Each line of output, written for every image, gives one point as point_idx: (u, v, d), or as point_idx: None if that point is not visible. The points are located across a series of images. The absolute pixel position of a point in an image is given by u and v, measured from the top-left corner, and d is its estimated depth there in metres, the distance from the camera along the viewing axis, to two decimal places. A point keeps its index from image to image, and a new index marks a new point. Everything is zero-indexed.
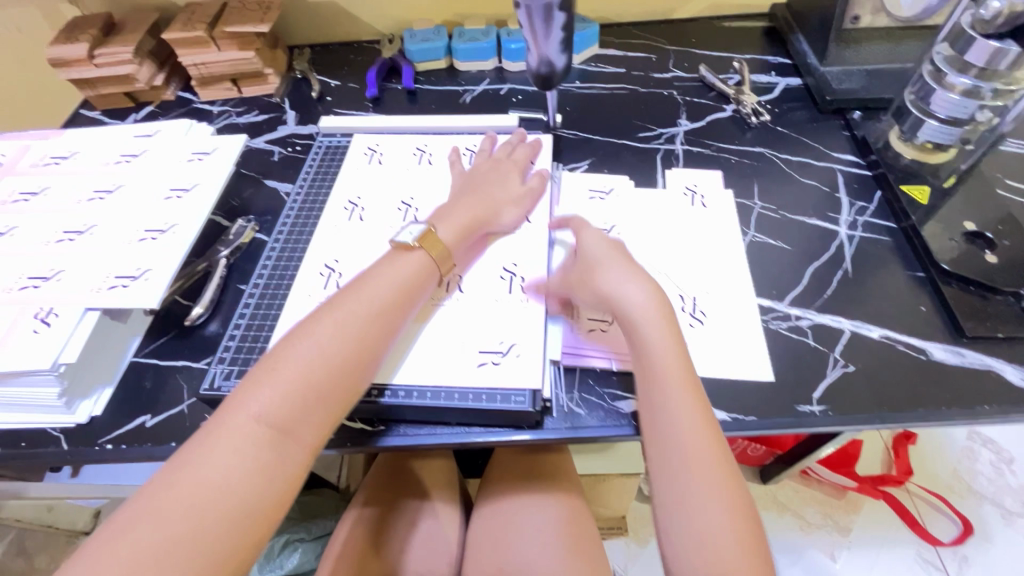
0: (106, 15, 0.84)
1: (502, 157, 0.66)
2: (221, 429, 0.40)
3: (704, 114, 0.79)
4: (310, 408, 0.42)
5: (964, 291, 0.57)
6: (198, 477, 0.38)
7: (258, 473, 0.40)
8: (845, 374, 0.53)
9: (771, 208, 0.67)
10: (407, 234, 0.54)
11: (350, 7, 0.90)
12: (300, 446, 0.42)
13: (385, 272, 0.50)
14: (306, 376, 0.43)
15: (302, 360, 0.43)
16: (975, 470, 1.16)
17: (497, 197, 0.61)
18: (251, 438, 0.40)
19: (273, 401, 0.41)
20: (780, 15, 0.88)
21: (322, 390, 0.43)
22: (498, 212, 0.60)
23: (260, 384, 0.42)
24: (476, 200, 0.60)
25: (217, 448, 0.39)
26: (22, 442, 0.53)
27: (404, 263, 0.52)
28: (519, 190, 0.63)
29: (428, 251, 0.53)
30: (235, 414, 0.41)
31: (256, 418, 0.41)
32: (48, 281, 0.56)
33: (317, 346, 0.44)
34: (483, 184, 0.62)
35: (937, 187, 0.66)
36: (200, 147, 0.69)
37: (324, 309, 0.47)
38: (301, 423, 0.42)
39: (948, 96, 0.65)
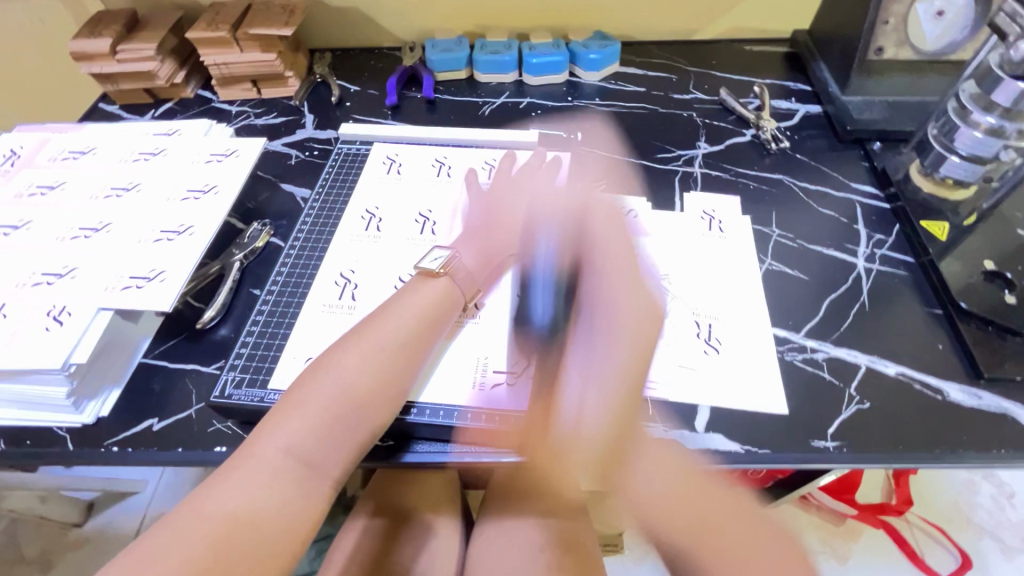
0: (131, 12, 0.84)
1: (521, 179, 0.67)
2: (254, 460, 0.42)
3: (723, 137, 0.79)
4: (336, 440, 0.44)
5: (982, 331, 0.57)
6: (228, 504, 0.40)
7: (287, 505, 0.42)
8: (861, 411, 0.53)
9: (788, 236, 0.67)
10: (431, 261, 0.56)
11: (373, 13, 0.90)
12: (324, 478, 0.44)
13: (409, 302, 0.52)
14: (333, 408, 0.45)
15: (330, 391, 0.45)
16: (975, 502, 1.15)
17: (515, 221, 0.63)
18: (281, 469, 0.42)
19: (303, 432, 0.44)
20: (801, 42, 0.88)
21: (348, 422, 0.45)
22: (516, 237, 0.62)
23: (289, 417, 0.44)
24: (497, 224, 0.60)
25: (249, 477, 0.42)
26: (27, 440, 0.52)
27: (428, 292, 0.54)
28: (538, 213, 0.64)
29: (452, 277, 0.55)
30: (265, 445, 0.43)
31: (285, 448, 0.43)
32: (62, 278, 0.56)
33: (344, 378, 0.46)
34: (501, 208, 0.64)
35: (957, 224, 0.65)
36: (219, 148, 0.69)
37: (350, 338, 0.49)
38: (326, 455, 0.44)
39: (971, 134, 0.65)
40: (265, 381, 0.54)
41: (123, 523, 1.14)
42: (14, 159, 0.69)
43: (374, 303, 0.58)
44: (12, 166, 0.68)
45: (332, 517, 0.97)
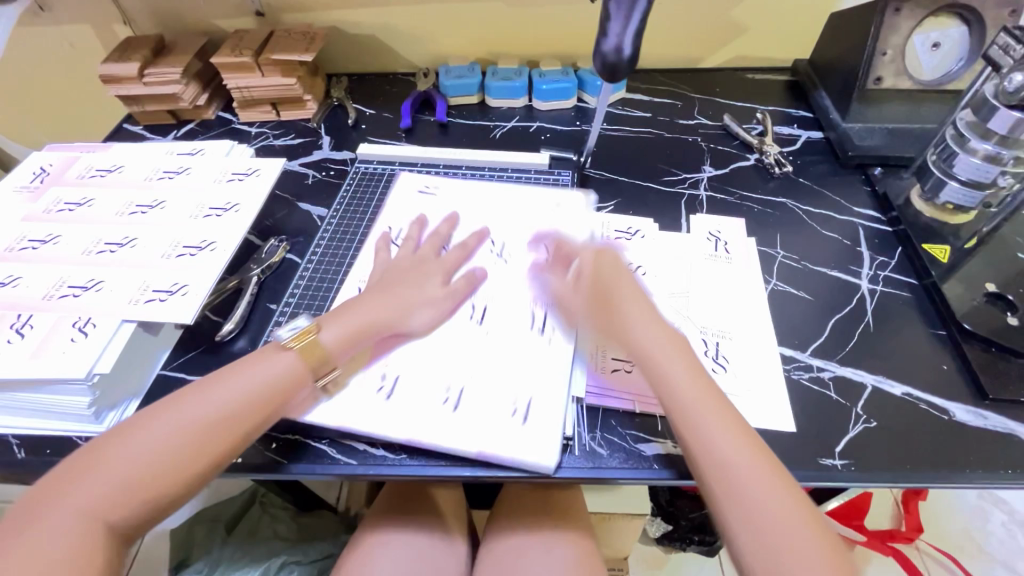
0: (158, 37, 0.88)
1: (426, 252, 0.63)
2: (140, 431, 0.44)
3: (727, 161, 0.81)
4: (204, 444, 0.45)
5: (986, 352, 0.58)
6: (109, 466, 0.42)
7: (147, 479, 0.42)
8: (868, 430, 0.53)
9: (792, 258, 0.69)
10: (291, 329, 0.54)
11: (390, 41, 0.94)
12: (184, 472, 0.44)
13: (253, 368, 0.49)
14: (219, 413, 0.46)
15: (220, 396, 0.47)
16: (987, 530, 1.14)
17: (429, 268, 0.61)
18: (66, 531, 0.40)
19: (182, 427, 0.45)
20: (802, 70, 0.91)
21: (222, 429, 0.46)
22: (421, 285, 0.59)
23: (92, 473, 0.42)
24: (383, 298, 0.57)
25: (128, 447, 0.43)
26: (47, 449, 0.53)
27: (273, 362, 0.50)
28: (439, 260, 0.62)
29: (382, 301, 0.57)
30: (58, 504, 0.41)
31: (77, 510, 0.40)
32: (87, 291, 0.58)
33: (164, 434, 0.44)
34: (397, 280, 0.59)
35: (959, 247, 0.67)
36: (240, 168, 0.71)
37: (179, 397, 0.47)
38: (195, 452, 0.44)
39: (970, 161, 0.67)
40: None
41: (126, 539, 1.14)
42: (43, 176, 0.71)
43: None
44: (41, 184, 0.70)
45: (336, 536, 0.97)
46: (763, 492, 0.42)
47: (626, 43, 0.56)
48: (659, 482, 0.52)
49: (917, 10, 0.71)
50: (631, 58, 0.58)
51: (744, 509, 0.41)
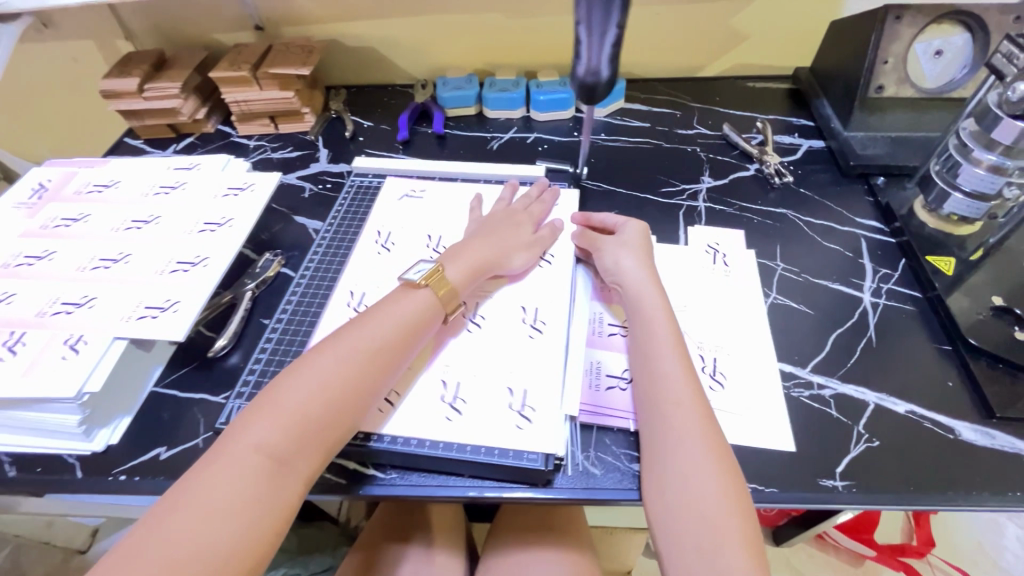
0: (158, 52, 0.89)
1: (518, 209, 0.68)
2: (230, 453, 0.43)
3: (726, 172, 0.80)
4: (307, 440, 0.45)
5: (993, 368, 0.56)
6: (212, 491, 0.41)
7: (255, 492, 0.42)
8: (870, 450, 0.52)
9: (793, 270, 0.67)
10: (417, 273, 0.57)
11: (388, 53, 0.94)
12: (295, 474, 0.44)
13: (389, 310, 0.53)
14: (307, 407, 0.46)
15: (306, 390, 0.46)
16: (1001, 545, 1.11)
17: (509, 242, 0.63)
18: (250, 467, 0.42)
19: (279, 427, 0.44)
20: (803, 79, 0.90)
21: (320, 422, 0.46)
22: (509, 257, 0.62)
23: (262, 417, 0.45)
24: (489, 240, 0.62)
25: (226, 466, 0.42)
26: (38, 468, 0.53)
27: (410, 301, 0.54)
28: (531, 237, 0.64)
29: (435, 289, 0.55)
30: (237, 443, 0.43)
31: (256, 447, 0.43)
32: (80, 308, 0.58)
33: (319, 379, 0.47)
34: (496, 227, 0.64)
35: (964, 259, 0.65)
36: (236, 182, 0.71)
37: (328, 343, 0.50)
38: (295, 451, 0.44)
39: (974, 172, 0.65)
40: None
41: None
42: (42, 192, 0.71)
43: None
44: (39, 199, 0.70)
45: (336, 548, 0.96)
46: (718, 513, 0.44)
47: (604, 66, 0.56)
48: None
49: (919, 17, 0.70)
50: (608, 80, 0.58)
51: (693, 508, 0.44)
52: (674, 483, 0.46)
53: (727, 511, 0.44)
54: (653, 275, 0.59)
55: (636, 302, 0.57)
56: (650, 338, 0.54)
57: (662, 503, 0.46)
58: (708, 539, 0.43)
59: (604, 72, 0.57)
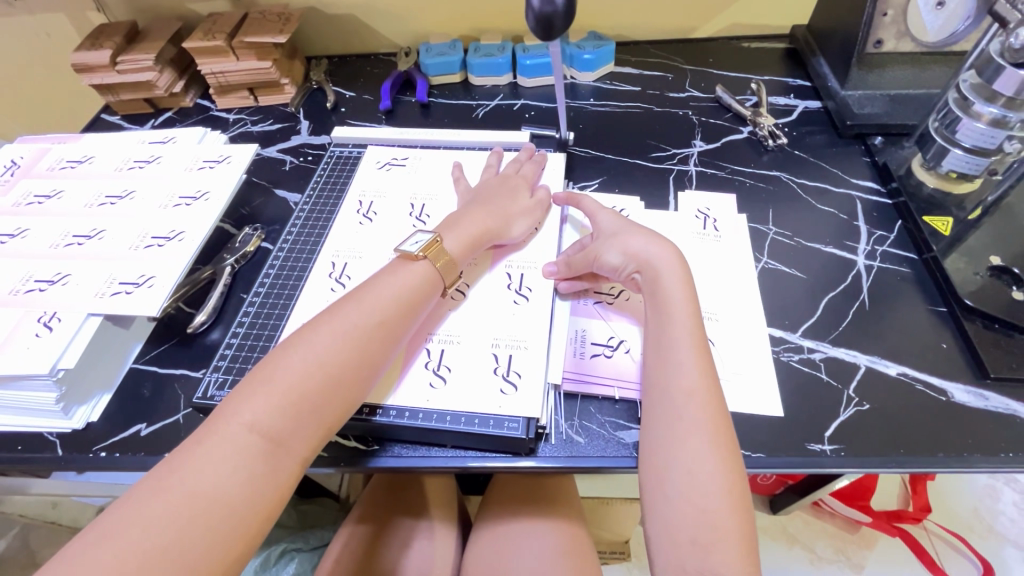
0: (131, 23, 0.86)
1: (510, 173, 0.65)
2: (218, 436, 0.41)
3: (719, 135, 0.77)
4: (302, 421, 0.43)
5: (988, 329, 0.55)
6: (197, 480, 0.39)
7: (248, 482, 0.40)
8: (860, 413, 0.51)
9: (785, 234, 0.65)
10: (412, 245, 0.54)
11: (369, 20, 0.91)
12: (290, 457, 0.42)
13: (384, 285, 0.50)
14: (299, 389, 0.43)
15: (296, 372, 0.44)
16: (996, 510, 1.12)
17: (507, 209, 0.60)
18: (244, 448, 0.41)
19: (270, 411, 0.42)
20: (800, 37, 0.87)
21: (317, 403, 0.44)
22: (508, 224, 0.60)
23: (254, 395, 0.43)
24: (488, 209, 0.59)
25: (212, 454, 0.40)
26: (19, 446, 0.53)
27: (406, 275, 0.52)
28: (528, 202, 0.62)
29: (433, 261, 0.53)
30: (227, 423, 0.41)
31: (249, 427, 0.41)
32: (53, 285, 0.57)
33: (312, 356, 0.45)
34: (491, 196, 0.61)
35: (962, 219, 0.63)
36: (211, 155, 0.69)
37: (322, 319, 0.47)
38: (291, 434, 0.42)
39: (974, 126, 0.63)
40: None
41: None
42: (14, 169, 0.70)
43: None
44: (12, 177, 0.69)
45: (332, 522, 0.97)
46: (717, 509, 0.42)
47: None
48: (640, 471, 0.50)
49: None
50: (565, 9, 0.54)
51: (689, 503, 0.43)
52: (673, 476, 0.44)
53: (726, 510, 0.42)
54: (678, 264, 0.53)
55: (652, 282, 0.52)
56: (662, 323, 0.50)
57: (664, 495, 0.44)
58: (706, 536, 0.42)
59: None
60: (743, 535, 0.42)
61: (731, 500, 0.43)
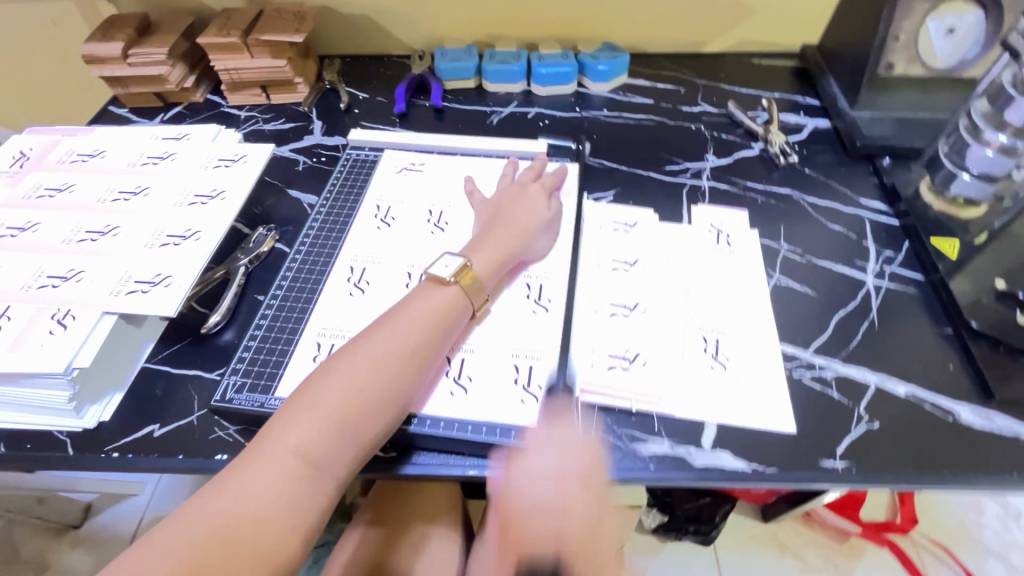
0: (143, 16, 0.85)
1: (527, 182, 0.67)
2: (261, 459, 0.42)
3: (731, 151, 0.78)
4: (341, 445, 0.44)
5: (993, 352, 0.56)
6: (240, 500, 0.40)
7: (289, 505, 0.41)
8: (870, 431, 0.52)
9: (796, 251, 0.66)
10: (442, 267, 0.54)
11: (383, 22, 0.91)
12: (329, 481, 0.43)
13: (416, 307, 0.51)
14: (339, 413, 0.44)
15: (335, 396, 0.44)
16: (981, 522, 1.14)
17: (527, 225, 0.61)
18: (286, 471, 0.41)
19: (311, 434, 0.43)
20: (810, 56, 0.88)
21: (355, 427, 0.44)
22: (530, 242, 0.61)
23: (296, 418, 0.43)
24: (510, 227, 0.60)
25: (255, 476, 0.41)
26: (28, 444, 0.52)
27: (437, 297, 0.52)
28: (548, 216, 0.63)
29: (464, 285, 0.53)
30: (270, 445, 0.42)
31: (291, 450, 0.42)
32: (67, 281, 0.56)
33: (351, 380, 0.45)
34: (511, 212, 0.62)
35: (967, 242, 0.65)
36: (227, 154, 0.69)
37: (360, 341, 0.48)
38: (330, 457, 0.43)
39: (982, 154, 0.66)
40: (267, 386, 0.53)
41: (119, 526, 1.13)
42: (23, 161, 0.69)
43: (383, 298, 0.59)
44: (21, 168, 0.68)
45: (330, 524, 0.97)
46: None
47: None
48: (656, 483, 0.50)
49: None
50: None
51: None
52: None
53: None
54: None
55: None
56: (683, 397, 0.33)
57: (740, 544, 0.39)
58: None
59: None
60: None
61: None
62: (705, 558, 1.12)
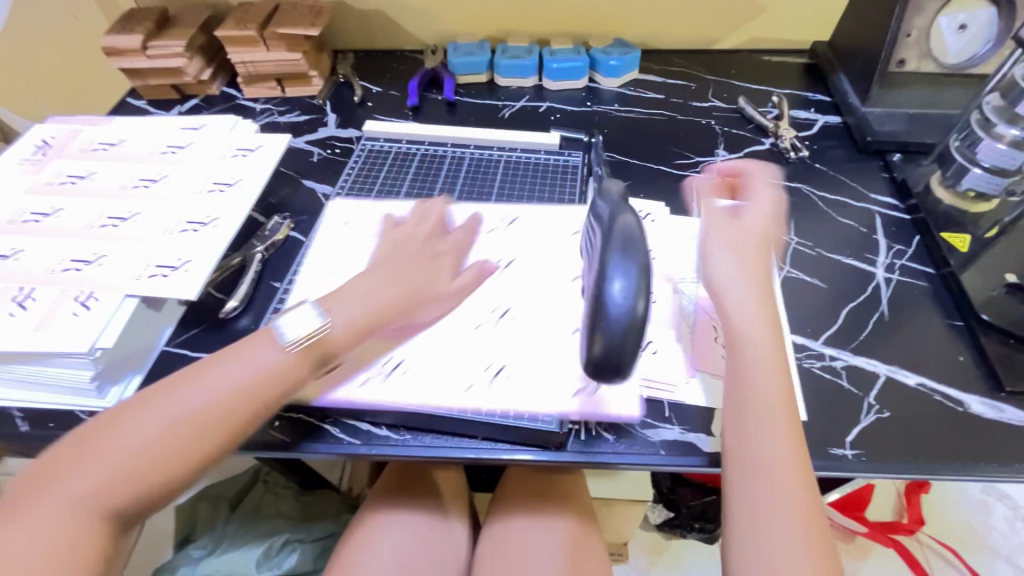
0: (162, 9, 0.86)
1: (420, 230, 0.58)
2: (151, 405, 0.42)
3: (741, 145, 0.79)
4: (219, 411, 0.43)
5: (1005, 344, 0.56)
6: (120, 444, 0.40)
7: (159, 458, 0.40)
8: (880, 421, 0.52)
9: (807, 245, 0.67)
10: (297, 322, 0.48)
11: (397, 17, 0.92)
12: (203, 444, 0.42)
13: (305, 331, 0.47)
14: (237, 385, 0.43)
15: (238, 367, 0.44)
16: (989, 525, 1.14)
17: (415, 280, 0.54)
18: (163, 423, 0.41)
19: (201, 399, 0.42)
20: (821, 53, 0.88)
21: (244, 399, 0.43)
22: (418, 302, 0.54)
23: (198, 379, 0.43)
24: (396, 280, 0.53)
25: (137, 422, 0.41)
26: (50, 423, 0.53)
27: (313, 336, 0.47)
28: (443, 274, 0.57)
29: (316, 344, 0.47)
30: (166, 396, 0.42)
31: (174, 408, 0.42)
32: (90, 264, 0.57)
33: (257, 356, 0.45)
34: (403, 261, 0.55)
35: (978, 236, 0.65)
36: (244, 143, 0.70)
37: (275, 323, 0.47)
38: (205, 421, 0.42)
39: (995, 147, 0.66)
40: None
41: None
42: (45, 149, 0.70)
43: None
44: (43, 156, 0.69)
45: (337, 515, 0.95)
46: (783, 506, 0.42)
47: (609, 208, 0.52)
48: (667, 468, 0.51)
49: None
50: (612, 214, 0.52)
51: (764, 487, 0.43)
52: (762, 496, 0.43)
53: (801, 527, 0.41)
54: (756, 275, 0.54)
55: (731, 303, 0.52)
56: (739, 385, 0.48)
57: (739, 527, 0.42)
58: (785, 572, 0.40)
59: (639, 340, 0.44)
60: (808, 522, 0.42)
61: (796, 509, 0.42)
62: (710, 556, 1.12)
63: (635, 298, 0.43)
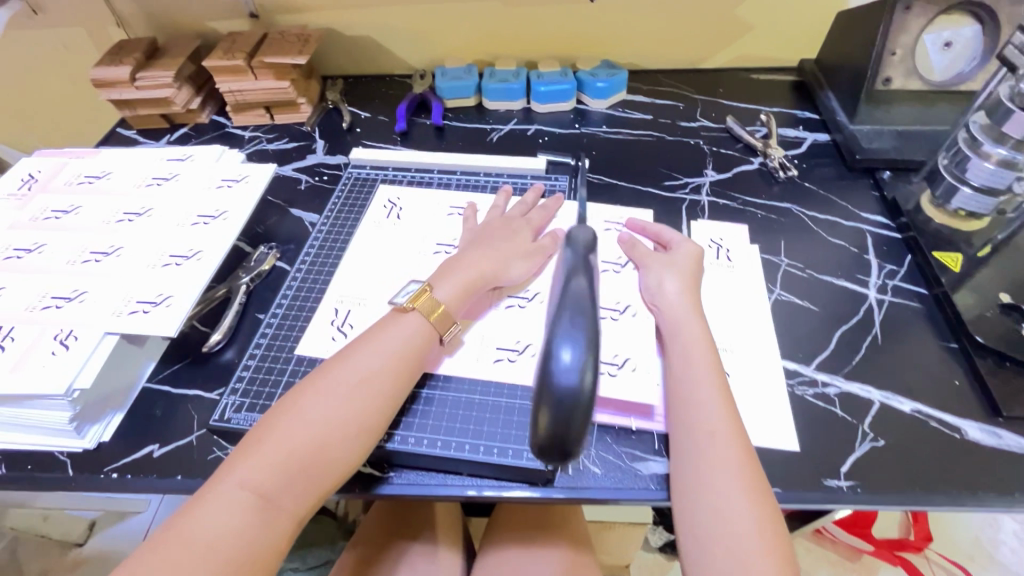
0: (150, 40, 0.87)
1: (514, 217, 0.65)
2: (273, 431, 0.44)
3: (730, 165, 0.79)
4: (342, 431, 0.45)
5: (1001, 367, 0.55)
6: (248, 472, 0.42)
7: (288, 482, 0.42)
8: (875, 449, 0.51)
9: (797, 266, 0.66)
10: (404, 296, 0.55)
11: (385, 43, 0.92)
12: (324, 466, 0.44)
13: (394, 335, 0.51)
14: (350, 403, 0.46)
15: (345, 383, 0.47)
16: (998, 540, 1.11)
17: (506, 251, 0.60)
18: (285, 448, 0.43)
19: (321, 415, 0.45)
20: (808, 70, 0.88)
21: (359, 418, 0.46)
22: (506, 267, 0.59)
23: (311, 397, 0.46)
24: (484, 250, 0.59)
25: (264, 447, 0.43)
26: (29, 465, 0.52)
27: (403, 325, 0.52)
28: (529, 245, 0.62)
29: (425, 313, 0.53)
30: (284, 418, 0.45)
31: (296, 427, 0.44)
32: (71, 301, 0.57)
33: (362, 370, 0.48)
34: (488, 239, 0.61)
35: (971, 255, 0.64)
36: (229, 174, 0.70)
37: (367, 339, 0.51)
38: (330, 441, 0.44)
39: (984, 166, 0.66)
40: (265, 406, 0.54)
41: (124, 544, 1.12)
42: (31, 183, 0.70)
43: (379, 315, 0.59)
44: (29, 190, 0.69)
45: (332, 543, 0.94)
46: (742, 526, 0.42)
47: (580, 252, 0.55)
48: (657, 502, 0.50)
49: (929, 8, 0.68)
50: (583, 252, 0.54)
51: (710, 502, 0.44)
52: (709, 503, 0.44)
53: (759, 544, 0.42)
54: (694, 300, 0.56)
55: (672, 331, 0.54)
56: (679, 406, 0.49)
57: (692, 541, 0.43)
58: None
59: (584, 411, 0.42)
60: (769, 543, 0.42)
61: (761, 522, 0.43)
62: None
63: (581, 371, 0.42)
